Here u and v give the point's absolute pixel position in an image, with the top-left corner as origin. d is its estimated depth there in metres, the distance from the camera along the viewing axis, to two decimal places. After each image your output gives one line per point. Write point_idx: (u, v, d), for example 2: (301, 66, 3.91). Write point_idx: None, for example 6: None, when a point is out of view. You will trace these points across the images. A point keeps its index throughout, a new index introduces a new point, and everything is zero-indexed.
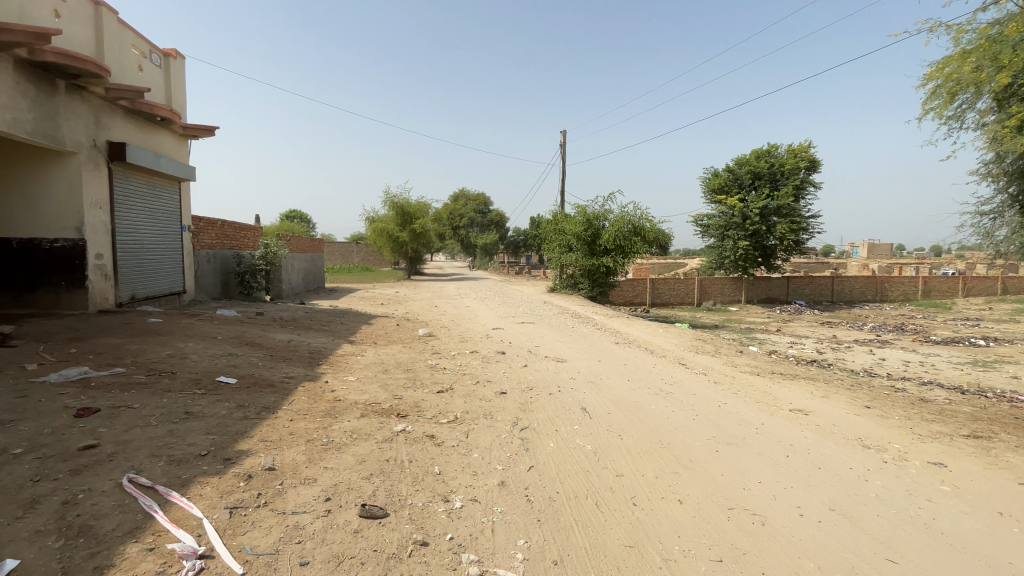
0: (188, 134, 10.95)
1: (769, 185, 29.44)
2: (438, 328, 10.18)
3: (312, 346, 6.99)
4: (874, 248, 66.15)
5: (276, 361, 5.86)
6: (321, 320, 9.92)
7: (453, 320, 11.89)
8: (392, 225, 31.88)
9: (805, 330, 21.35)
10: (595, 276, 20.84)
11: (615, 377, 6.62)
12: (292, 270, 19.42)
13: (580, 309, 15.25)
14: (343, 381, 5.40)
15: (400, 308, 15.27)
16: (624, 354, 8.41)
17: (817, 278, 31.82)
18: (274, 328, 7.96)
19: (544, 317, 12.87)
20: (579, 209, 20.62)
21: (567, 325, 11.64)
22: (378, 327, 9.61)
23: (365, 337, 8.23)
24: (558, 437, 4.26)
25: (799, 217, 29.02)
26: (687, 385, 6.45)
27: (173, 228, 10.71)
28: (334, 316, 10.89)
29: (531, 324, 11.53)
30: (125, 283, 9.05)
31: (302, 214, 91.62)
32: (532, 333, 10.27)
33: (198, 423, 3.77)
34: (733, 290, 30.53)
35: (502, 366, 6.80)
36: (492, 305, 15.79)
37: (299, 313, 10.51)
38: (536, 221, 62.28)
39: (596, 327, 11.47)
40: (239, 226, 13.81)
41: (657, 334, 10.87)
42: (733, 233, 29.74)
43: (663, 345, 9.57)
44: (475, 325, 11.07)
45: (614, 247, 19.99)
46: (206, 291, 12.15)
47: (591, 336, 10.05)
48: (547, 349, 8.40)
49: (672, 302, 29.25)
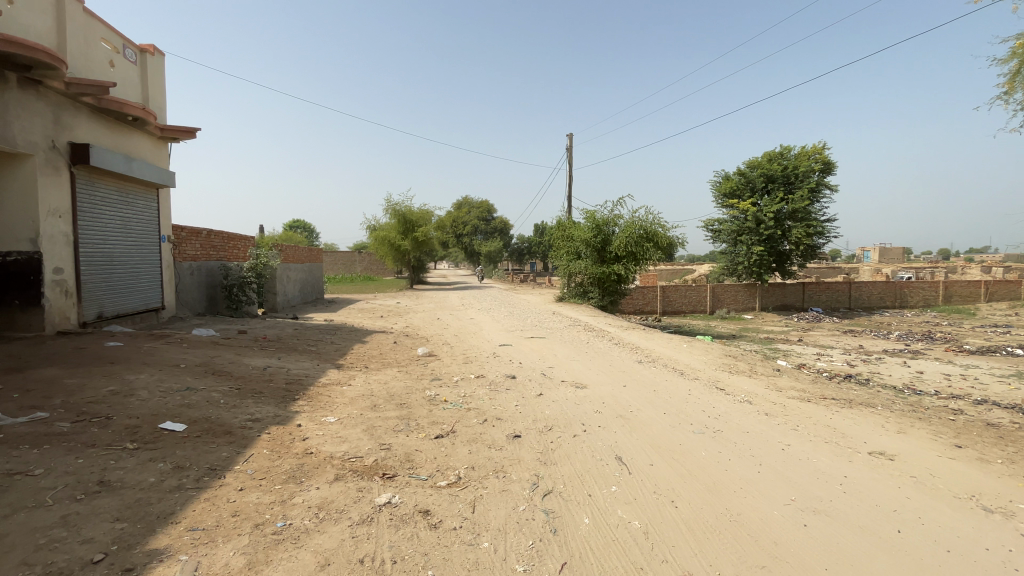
0: (167, 136, 10.07)
1: (783, 187, 28.39)
2: (439, 346, 9.16)
3: (292, 374, 6.01)
4: (887, 252, 64.67)
5: (242, 396, 4.88)
6: (309, 338, 8.93)
7: (457, 336, 10.88)
8: (393, 233, 30.93)
9: (829, 340, 20.22)
10: (606, 285, 19.71)
11: (648, 409, 5.58)
12: (287, 281, 18.51)
13: (592, 320, 14.23)
14: (320, 423, 4.41)
15: (400, 322, 14.28)
16: (652, 376, 7.35)
17: (834, 284, 30.62)
18: (252, 351, 6.98)
19: (555, 331, 11.84)
20: (588, 215, 19.59)
21: (581, 340, 10.60)
22: (372, 346, 8.59)
23: (355, 360, 7.23)
24: (593, 507, 3.25)
25: (816, 220, 27.87)
26: (736, 419, 5.40)
27: (149, 239, 9.80)
28: (327, 333, 9.90)
29: (541, 340, 10.48)
30: (90, 300, 8.09)
31: (306, 225, 91.46)
32: (544, 350, 9.23)
33: (110, 503, 2.78)
34: (747, 297, 29.40)
35: (513, 396, 5.78)
36: (499, 317, 14.80)
37: (287, 331, 9.55)
38: (541, 228, 61.40)
39: (613, 342, 10.44)
40: (227, 235, 12.88)
41: (682, 351, 9.79)
42: (746, 238, 28.70)
43: (692, 364, 8.50)
44: (481, 341, 10.05)
45: (625, 254, 18.94)
46: (189, 306, 11.22)
47: (610, 354, 9.01)
48: (564, 371, 7.36)
49: (685, 310, 28.13)
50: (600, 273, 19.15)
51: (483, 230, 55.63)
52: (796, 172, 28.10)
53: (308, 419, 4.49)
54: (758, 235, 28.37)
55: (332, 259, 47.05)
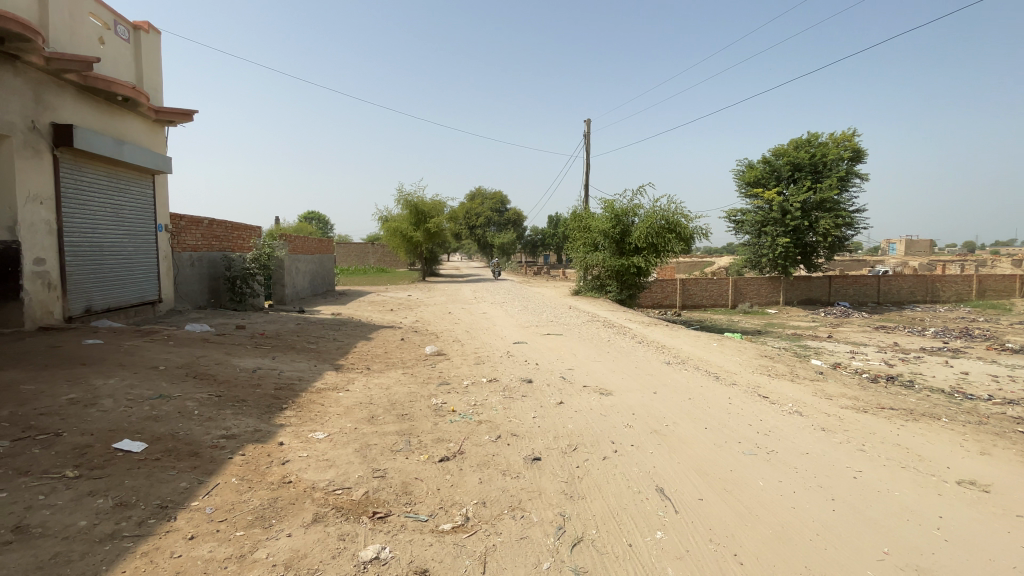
0: (162, 118, 9.50)
1: (810, 176, 27.16)
2: (450, 344, 8.50)
3: (284, 377, 5.38)
4: (914, 245, 62.43)
5: (221, 405, 4.27)
6: (310, 333, 8.35)
7: (469, 331, 10.25)
8: (405, 224, 30.37)
9: (860, 337, 19.19)
10: (624, 278, 18.87)
11: (686, 422, 4.85)
12: (296, 273, 18.02)
13: (612, 316, 13.47)
14: (306, 441, 3.77)
15: (410, 316, 13.68)
16: (684, 380, 6.61)
17: (862, 278, 29.36)
18: (245, 349, 6.39)
19: (574, 327, 11.11)
20: (606, 204, 18.74)
21: (602, 338, 9.86)
22: (377, 343, 7.96)
23: (358, 360, 6.59)
24: (637, 565, 2.56)
25: (844, 211, 26.63)
26: (790, 438, 4.65)
27: (144, 228, 9.28)
28: (331, 328, 9.31)
29: (559, 338, 9.75)
30: (77, 293, 7.57)
31: (320, 216, 91.70)
32: (563, 349, 8.53)
33: (16, 564, 2.15)
34: (770, 291, 28.33)
35: (530, 405, 5.08)
36: (512, 312, 14.11)
37: (289, 326, 8.98)
38: (556, 220, 60.50)
39: (635, 340, 9.70)
40: (230, 224, 12.33)
41: (713, 351, 9.01)
42: (770, 229, 27.57)
43: (727, 366, 7.71)
44: (494, 339, 9.36)
45: (645, 245, 18.08)
46: (190, 299, 10.71)
47: (635, 354, 8.26)
48: (586, 373, 6.64)
49: (705, 304, 27.18)
50: (618, 265, 18.31)
51: (497, 221, 54.82)
52: (824, 160, 26.85)
53: (293, 436, 3.84)
54: (783, 226, 27.21)
55: (346, 250, 46.87)
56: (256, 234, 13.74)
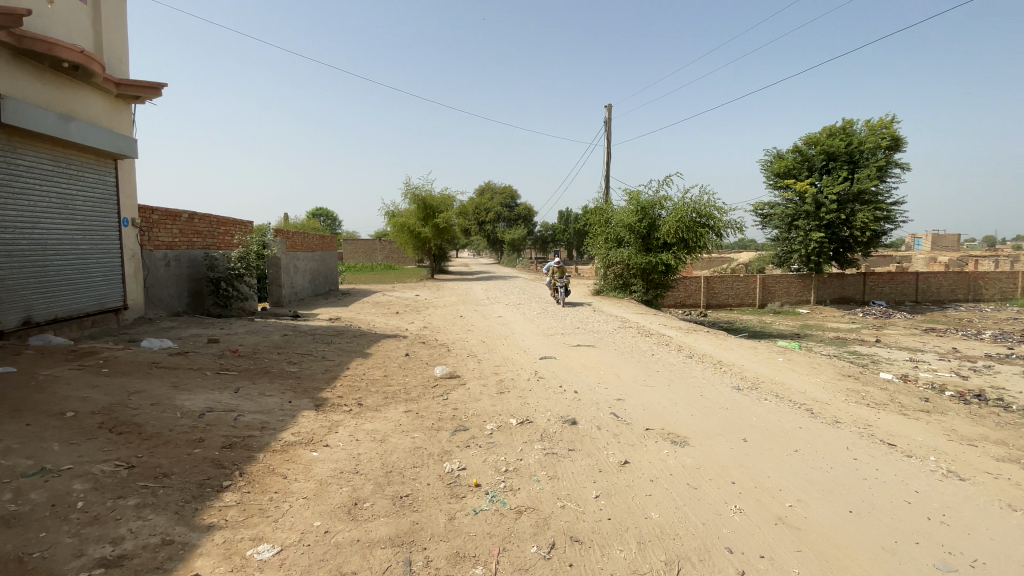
0: (124, 91, 8.12)
1: (846, 166, 25.25)
2: (465, 362, 6.99)
3: (244, 424, 3.91)
4: (942, 240, 59.67)
5: (125, 491, 2.78)
6: (296, 347, 6.89)
7: (486, 343, 8.72)
8: (412, 220, 28.90)
9: (911, 341, 17.46)
10: (651, 276, 17.21)
11: (817, 502, 3.39)
12: (294, 272, 16.61)
13: (644, 320, 11.91)
14: (239, 569, 2.27)
15: (417, 320, 12.24)
16: (774, 419, 5.07)
17: (899, 275, 27.48)
18: (203, 377, 4.93)
19: (607, 336, 9.56)
20: (631, 195, 17.09)
21: (644, 351, 8.29)
22: (375, 362, 6.45)
23: (349, 389, 5.11)
24: None
25: (883, 203, 24.76)
26: (980, 533, 3.16)
27: (106, 223, 7.91)
28: (323, 338, 7.86)
29: (592, 351, 8.20)
30: (10, 302, 6.18)
31: (328, 212, 90.90)
32: (602, 367, 6.98)
33: None
34: (801, 290, 26.58)
35: (585, 471, 3.56)
36: (532, 315, 12.61)
37: (273, 339, 7.54)
38: (568, 215, 58.89)
39: (684, 354, 8.11)
40: (214, 218, 10.92)
41: (783, 370, 7.40)
42: (802, 223, 25.77)
43: (813, 396, 6.14)
44: (517, 353, 7.84)
45: (675, 240, 16.42)
46: (166, 304, 9.34)
47: (692, 375, 6.71)
48: (646, 408, 5.11)
49: (731, 303, 25.54)
50: (645, 262, 16.67)
51: (506, 217, 53.17)
52: (862, 149, 24.96)
53: (222, 557, 2.35)
54: (816, 220, 25.39)
55: (353, 247, 45.76)
56: (247, 229, 12.34)
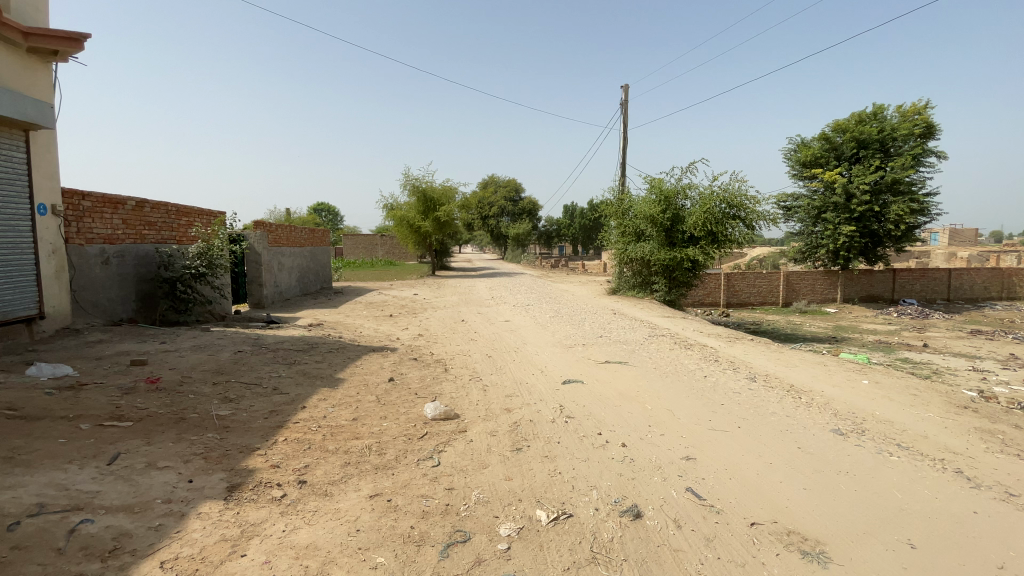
0: (35, 42, 6.45)
1: (879, 154, 23.39)
2: (466, 391, 5.30)
3: (78, 543, 2.25)
4: (958, 235, 57.77)
5: None
6: (243, 371, 5.25)
7: (492, 359, 7.03)
8: (412, 213, 27.20)
9: (962, 345, 15.77)
10: (675, 274, 15.44)
11: None
12: (278, 269, 14.97)
13: (676, 326, 10.26)
14: None
15: (412, 326, 10.58)
16: (927, 498, 3.43)
17: (930, 271, 25.69)
18: (70, 437, 3.27)
19: (640, 349, 7.87)
20: (652, 183, 15.35)
21: (691, 370, 6.60)
22: (344, 394, 4.78)
23: (292, 450, 3.45)
24: None
25: (918, 194, 22.94)
26: None
27: (14, 211, 6.29)
28: (288, 354, 6.21)
29: (626, 370, 6.51)
30: None
31: (329, 208, 88.99)
32: (649, 398, 5.30)
33: None
34: (827, 287, 24.82)
35: None
36: (545, 319, 10.95)
37: (222, 357, 5.90)
38: (572, 210, 57.09)
39: (744, 376, 6.41)
40: (172, 207, 9.30)
41: (879, 402, 5.69)
42: (830, 216, 23.96)
43: (947, 447, 4.43)
44: (531, 375, 6.15)
45: (702, 234, 14.67)
46: (107, 311, 7.71)
47: (768, 411, 5.04)
48: (737, 480, 3.47)
49: (753, 302, 23.85)
50: (669, 258, 14.93)
51: (511, 211, 51.36)
52: (895, 135, 23.09)
53: None
54: (846, 212, 23.58)
55: (353, 242, 44.18)
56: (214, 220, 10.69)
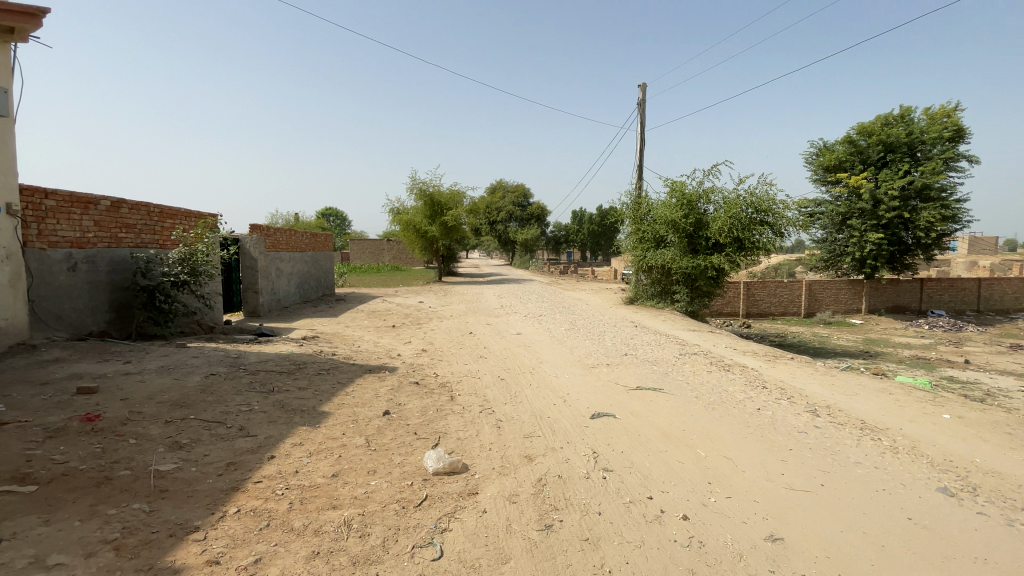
0: None
1: (908, 158, 22.26)
2: (476, 430, 4.37)
3: None
4: (980, 243, 56.09)
5: None
6: (211, 402, 4.38)
7: (506, 384, 6.09)
8: (419, 217, 26.40)
9: (1007, 362, 14.65)
10: (698, 282, 14.44)
11: None
12: (277, 275, 14.15)
13: (707, 343, 9.30)
14: None
15: (416, 339, 9.68)
16: None
17: (960, 281, 24.46)
18: None
19: (673, 372, 6.89)
20: (673, 186, 14.40)
21: (738, 401, 5.63)
22: (326, 436, 3.88)
23: (242, 533, 2.54)
24: None
25: (949, 200, 21.79)
26: None
27: None
28: (269, 378, 5.33)
29: (663, 399, 5.54)
30: None
31: (337, 212, 88.78)
32: (700, 439, 4.37)
33: None
34: (851, 297, 23.70)
35: None
36: (561, 333, 10.01)
37: (190, 382, 5.04)
38: (581, 215, 56.16)
39: (803, 410, 5.42)
40: (154, 208, 8.49)
41: (976, 446, 4.70)
42: (856, 223, 22.85)
43: None
44: (553, 405, 5.22)
45: (727, 240, 13.69)
46: (73, 323, 6.88)
47: (849, 464, 4.09)
48: None
49: (774, 312, 22.80)
50: (691, 266, 13.95)
51: (519, 217, 50.51)
52: (924, 138, 22.05)
53: None
54: (873, 219, 22.48)
55: (359, 247, 43.59)
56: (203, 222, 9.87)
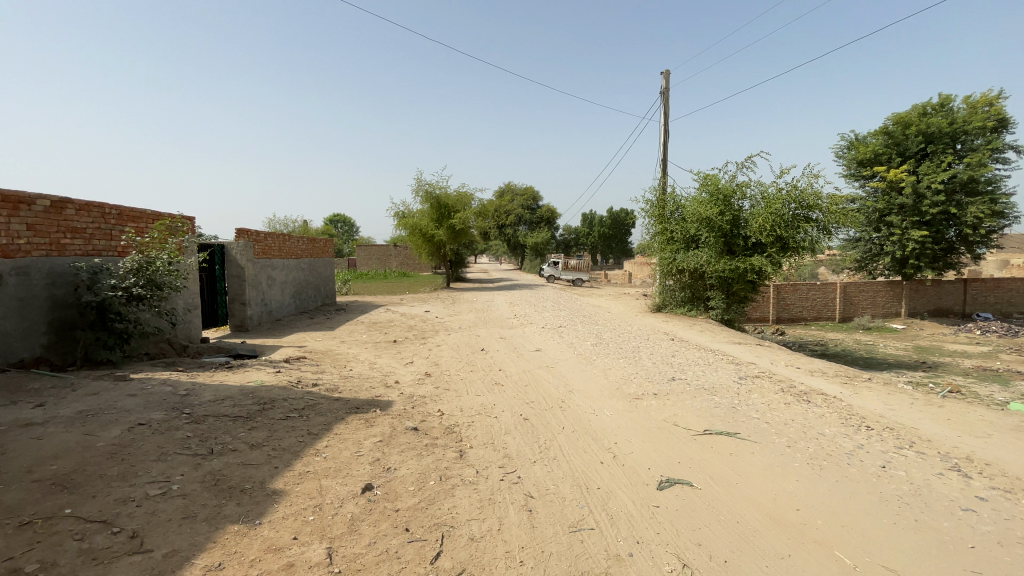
0: None
1: (951, 148, 20.53)
2: (497, 520, 2.94)
3: None
4: (1008, 238, 53.85)
5: None
6: (115, 479, 3.02)
7: (531, 427, 4.65)
8: (426, 222, 25.15)
9: None
10: (735, 287, 12.97)
11: None
12: (269, 284, 12.88)
13: (763, 362, 7.82)
14: None
15: (418, 359, 8.27)
16: None
17: (1008, 281, 22.60)
18: None
19: (743, 406, 5.39)
20: (705, 181, 12.95)
21: (848, 453, 4.15)
22: (267, 549, 2.47)
23: None
24: None
25: (998, 194, 20.04)
26: None
27: None
28: (216, 428, 3.97)
29: (747, 452, 4.10)
30: None
31: (345, 219, 88.15)
32: (832, 536, 2.93)
33: None
34: (889, 300, 22.01)
35: None
36: (587, 349, 8.56)
37: (104, 438, 3.68)
38: (592, 218, 54.72)
39: (946, 471, 3.91)
40: (109, 209, 7.20)
41: None
42: (897, 220, 21.18)
43: None
44: (600, 465, 3.80)
45: (769, 240, 12.20)
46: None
47: None
48: None
49: (806, 317, 21.22)
50: (729, 269, 12.49)
51: (529, 220, 49.22)
52: (967, 129, 20.19)
53: None
54: (914, 215, 20.81)
55: (367, 253, 42.65)
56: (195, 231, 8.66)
